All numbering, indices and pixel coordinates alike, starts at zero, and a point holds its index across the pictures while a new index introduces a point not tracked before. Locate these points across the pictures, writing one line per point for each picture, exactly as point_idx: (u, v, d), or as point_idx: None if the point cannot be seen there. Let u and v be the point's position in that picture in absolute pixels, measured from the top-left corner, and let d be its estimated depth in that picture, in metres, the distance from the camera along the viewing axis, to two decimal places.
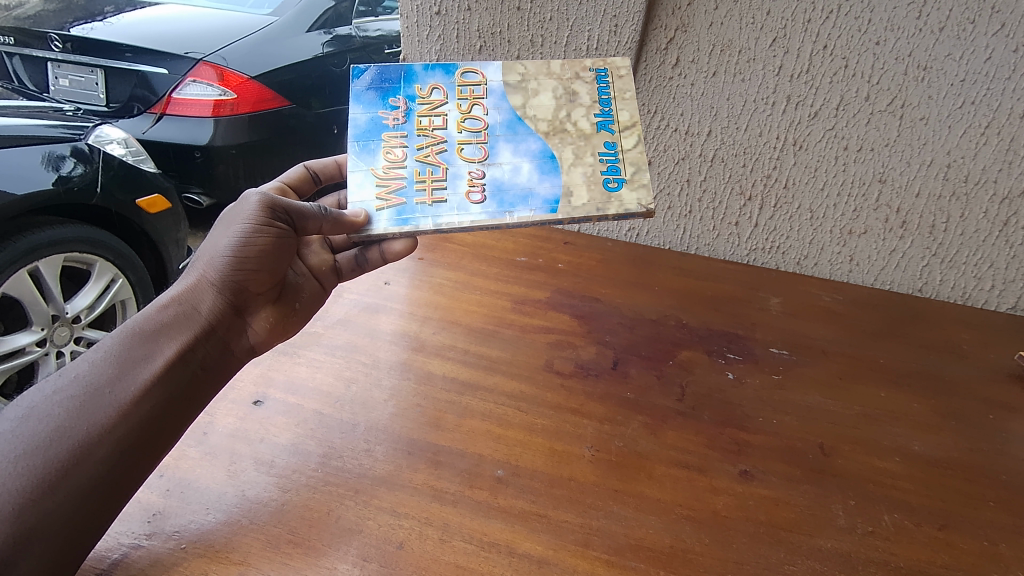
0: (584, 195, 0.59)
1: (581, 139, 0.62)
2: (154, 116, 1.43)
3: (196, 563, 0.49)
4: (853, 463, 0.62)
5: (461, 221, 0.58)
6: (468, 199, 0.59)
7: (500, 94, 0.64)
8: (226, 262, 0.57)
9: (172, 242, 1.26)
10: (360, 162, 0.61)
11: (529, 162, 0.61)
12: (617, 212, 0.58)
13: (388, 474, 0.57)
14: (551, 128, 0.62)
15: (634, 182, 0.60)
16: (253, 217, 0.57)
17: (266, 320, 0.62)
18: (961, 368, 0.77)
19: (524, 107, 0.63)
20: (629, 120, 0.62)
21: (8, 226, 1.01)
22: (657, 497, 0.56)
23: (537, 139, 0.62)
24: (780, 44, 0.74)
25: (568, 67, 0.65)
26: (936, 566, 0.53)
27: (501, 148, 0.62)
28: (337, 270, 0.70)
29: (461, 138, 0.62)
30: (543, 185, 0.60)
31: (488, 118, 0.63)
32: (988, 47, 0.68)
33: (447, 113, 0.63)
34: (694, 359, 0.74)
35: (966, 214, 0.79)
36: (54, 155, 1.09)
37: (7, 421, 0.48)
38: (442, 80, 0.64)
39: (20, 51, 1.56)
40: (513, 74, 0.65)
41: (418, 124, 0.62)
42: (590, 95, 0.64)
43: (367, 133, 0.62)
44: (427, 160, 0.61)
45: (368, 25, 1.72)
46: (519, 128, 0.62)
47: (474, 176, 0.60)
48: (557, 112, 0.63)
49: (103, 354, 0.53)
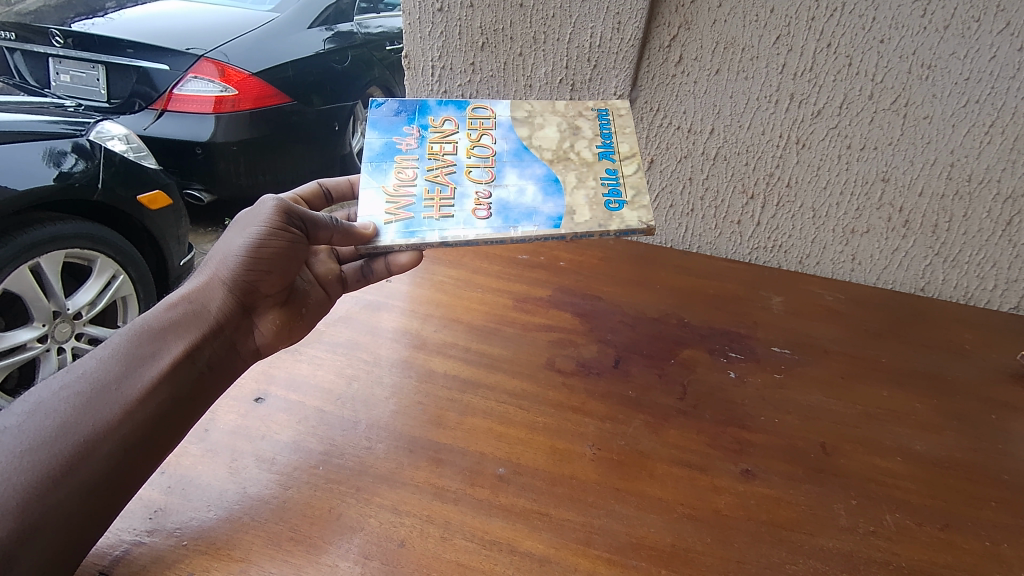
0: (588, 214, 0.59)
1: (584, 167, 0.63)
2: (155, 113, 1.51)
3: (197, 560, 0.49)
4: (856, 463, 0.62)
5: (467, 235, 0.57)
6: (474, 215, 0.59)
7: (508, 127, 0.66)
8: (239, 263, 0.58)
9: (173, 238, 1.34)
10: (372, 181, 0.61)
11: (534, 185, 0.61)
12: (619, 229, 0.58)
13: (389, 471, 0.57)
14: (555, 157, 0.64)
15: (635, 203, 0.60)
16: (268, 220, 0.59)
17: (273, 322, 0.62)
18: (963, 368, 0.76)
19: (530, 138, 0.65)
20: (630, 152, 0.64)
21: (12, 222, 1.08)
22: (659, 495, 0.56)
23: (542, 165, 0.63)
24: (784, 41, 0.74)
25: (573, 106, 0.67)
26: (937, 567, 0.53)
27: (508, 171, 0.62)
28: (343, 279, 0.71)
29: (469, 162, 0.63)
30: (547, 205, 0.60)
31: (497, 147, 0.64)
32: (993, 45, 0.68)
33: (458, 141, 0.65)
34: (695, 357, 0.74)
35: (970, 213, 0.79)
36: (56, 151, 1.15)
37: (14, 415, 0.48)
38: (455, 113, 0.66)
39: (23, 47, 1.61)
40: (520, 110, 0.67)
41: (430, 149, 0.64)
42: (593, 130, 0.66)
43: (380, 155, 0.63)
44: (437, 179, 0.61)
45: (370, 22, 1.83)
46: (525, 156, 0.64)
47: (481, 196, 0.61)
48: (561, 143, 0.65)
49: (111, 351, 0.53)
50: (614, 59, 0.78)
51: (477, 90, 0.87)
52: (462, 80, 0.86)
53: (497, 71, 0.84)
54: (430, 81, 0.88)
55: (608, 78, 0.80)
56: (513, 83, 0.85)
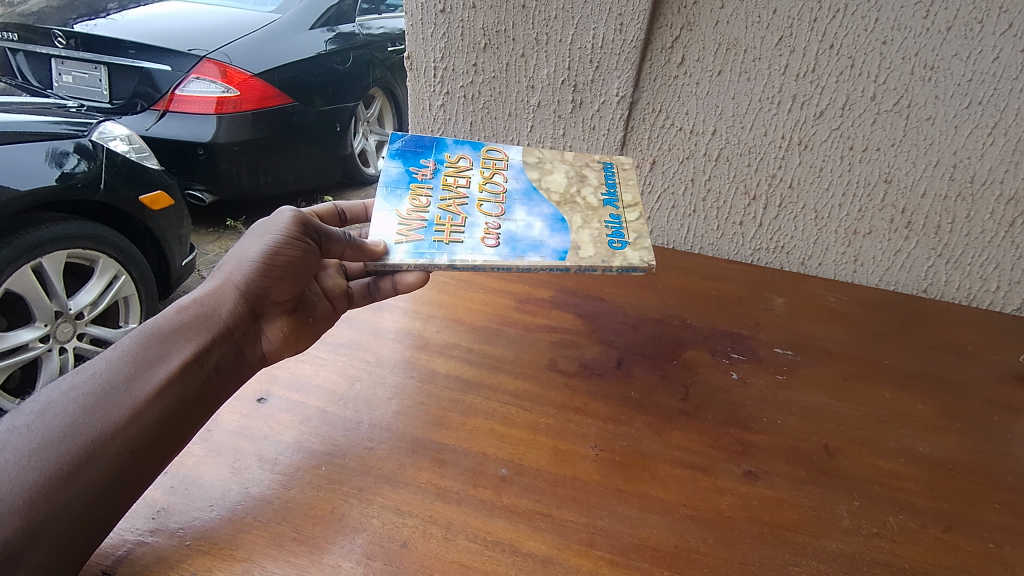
0: (592, 250, 0.59)
1: (589, 210, 0.65)
2: (158, 113, 1.52)
3: (199, 560, 0.49)
4: (859, 464, 0.62)
5: (475, 260, 0.57)
6: (482, 243, 0.60)
7: (519, 169, 0.70)
8: (253, 269, 0.59)
9: (174, 238, 1.36)
10: (386, 204, 0.63)
11: (541, 222, 0.63)
12: (622, 266, 0.58)
13: (391, 471, 0.57)
14: (562, 199, 0.66)
15: (637, 244, 0.61)
16: (284, 229, 0.60)
17: (280, 329, 0.62)
18: (967, 369, 0.76)
19: (539, 180, 0.68)
20: (632, 202, 0.66)
21: (13, 223, 1.09)
22: (662, 497, 0.56)
23: (549, 206, 0.65)
24: (786, 43, 0.74)
25: (580, 158, 0.72)
26: (941, 568, 0.52)
27: (518, 208, 0.64)
28: (349, 295, 0.70)
29: (481, 196, 0.65)
30: (553, 240, 0.61)
31: (508, 185, 0.67)
32: (996, 46, 0.68)
33: (472, 177, 0.68)
34: (698, 358, 0.74)
35: (972, 215, 0.79)
36: (58, 151, 1.16)
37: (23, 415, 0.48)
38: (470, 152, 0.71)
39: (25, 47, 1.61)
40: (531, 156, 0.72)
41: (444, 181, 0.67)
42: (598, 179, 0.69)
43: (396, 181, 0.66)
44: (449, 209, 0.63)
45: (372, 23, 1.94)
46: (534, 196, 0.66)
47: (491, 227, 0.62)
48: (569, 188, 0.68)
49: (120, 353, 0.53)
50: (616, 60, 0.78)
51: (480, 91, 0.87)
52: (464, 80, 0.86)
53: (499, 72, 0.84)
54: (433, 82, 0.87)
55: (611, 79, 0.80)
56: (516, 84, 0.84)
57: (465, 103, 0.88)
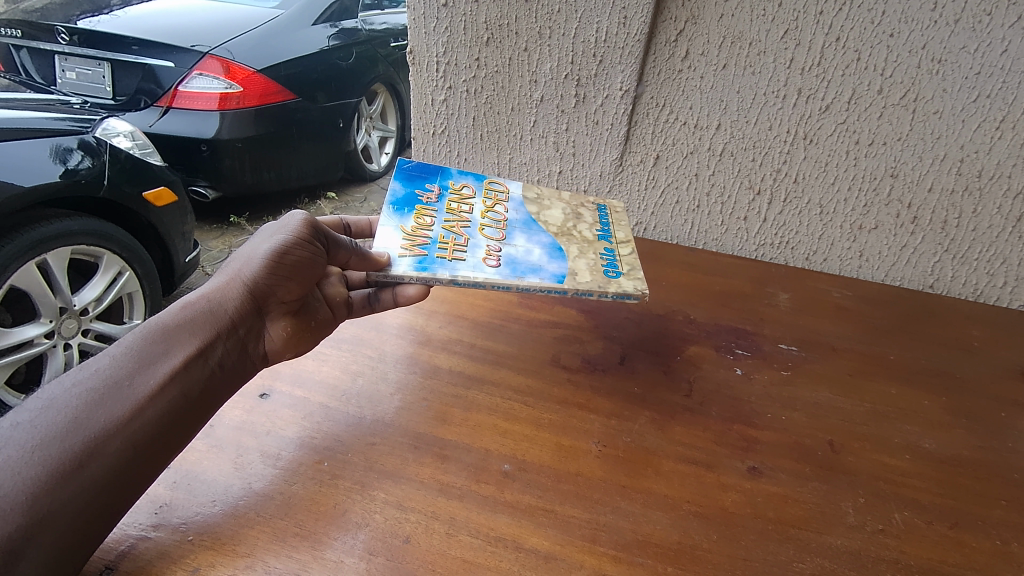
0: (588, 277, 0.59)
1: (585, 243, 0.65)
2: (161, 109, 1.52)
3: (202, 555, 0.49)
4: (864, 461, 0.61)
5: (476, 277, 0.57)
6: (483, 262, 0.59)
7: (519, 202, 0.71)
8: (260, 267, 0.60)
9: (177, 235, 1.36)
10: (391, 220, 0.64)
11: (540, 248, 0.63)
12: (616, 293, 0.58)
13: (393, 466, 0.57)
14: (559, 231, 0.67)
15: (631, 275, 0.61)
16: (294, 231, 0.61)
17: (284, 329, 0.62)
18: (973, 366, 0.75)
19: (538, 214, 0.69)
20: (625, 238, 0.68)
21: (17, 219, 1.09)
22: (666, 493, 0.56)
23: (547, 235, 0.65)
24: (791, 36, 0.73)
25: (575, 198, 0.74)
26: (948, 566, 0.52)
27: (517, 235, 0.65)
28: (349, 304, 0.70)
29: (483, 222, 0.66)
30: (551, 265, 0.60)
31: (508, 215, 0.68)
32: (1004, 39, 0.67)
33: (475, 205, 0.68)
34: (701, 354, 0.73)
35: (979, 210, 0.78)
36: (62, 148, 1.16)
37: (26, 411, 0.48)
38: (473, 182, 0.72)
39: (29, 44, 1.62)
40: (531, 192, 0.73)
41: (449, 205, 0.67)
42: (592, 218, 0.71)
43: (401, 202, 0.66)
44: (452, 230, 0.63)
45: (373, 19, 1.94)
46: (534, 226, 0.67)
47: (492, 249, 0.62)
48: (565, 223, 0.69)
49: (124, 349, 0.53)
50: (620, 54, 0.78)
51: (482, 86, 0.86)
52: (467, 75, 0.85)
53: (502, 68, 0.83)
54: (435, 77, 0.87)
55: (614, 73, 0.80)
56: (519, 78, 0.84)
57: (467, 99, 0.88)
